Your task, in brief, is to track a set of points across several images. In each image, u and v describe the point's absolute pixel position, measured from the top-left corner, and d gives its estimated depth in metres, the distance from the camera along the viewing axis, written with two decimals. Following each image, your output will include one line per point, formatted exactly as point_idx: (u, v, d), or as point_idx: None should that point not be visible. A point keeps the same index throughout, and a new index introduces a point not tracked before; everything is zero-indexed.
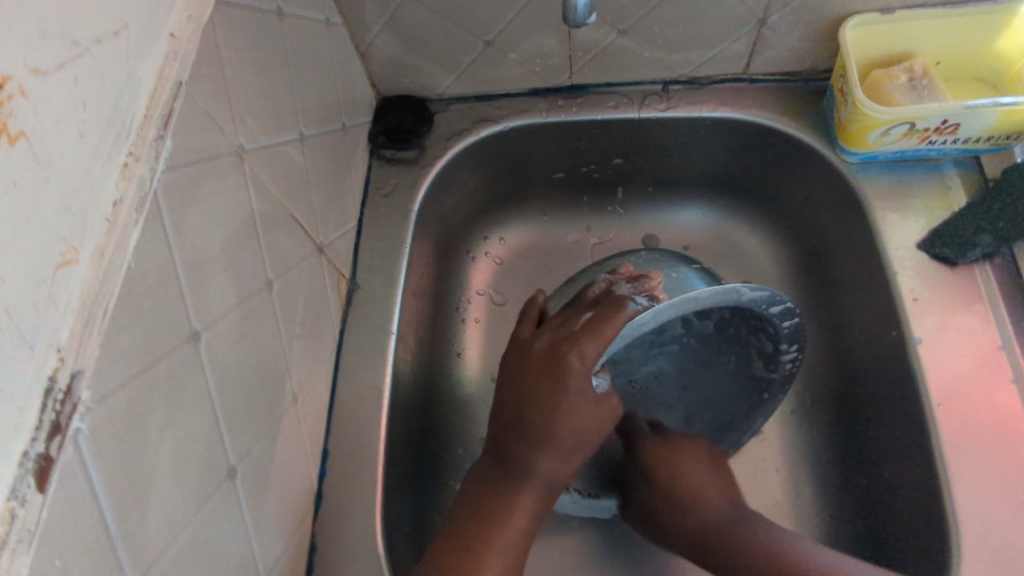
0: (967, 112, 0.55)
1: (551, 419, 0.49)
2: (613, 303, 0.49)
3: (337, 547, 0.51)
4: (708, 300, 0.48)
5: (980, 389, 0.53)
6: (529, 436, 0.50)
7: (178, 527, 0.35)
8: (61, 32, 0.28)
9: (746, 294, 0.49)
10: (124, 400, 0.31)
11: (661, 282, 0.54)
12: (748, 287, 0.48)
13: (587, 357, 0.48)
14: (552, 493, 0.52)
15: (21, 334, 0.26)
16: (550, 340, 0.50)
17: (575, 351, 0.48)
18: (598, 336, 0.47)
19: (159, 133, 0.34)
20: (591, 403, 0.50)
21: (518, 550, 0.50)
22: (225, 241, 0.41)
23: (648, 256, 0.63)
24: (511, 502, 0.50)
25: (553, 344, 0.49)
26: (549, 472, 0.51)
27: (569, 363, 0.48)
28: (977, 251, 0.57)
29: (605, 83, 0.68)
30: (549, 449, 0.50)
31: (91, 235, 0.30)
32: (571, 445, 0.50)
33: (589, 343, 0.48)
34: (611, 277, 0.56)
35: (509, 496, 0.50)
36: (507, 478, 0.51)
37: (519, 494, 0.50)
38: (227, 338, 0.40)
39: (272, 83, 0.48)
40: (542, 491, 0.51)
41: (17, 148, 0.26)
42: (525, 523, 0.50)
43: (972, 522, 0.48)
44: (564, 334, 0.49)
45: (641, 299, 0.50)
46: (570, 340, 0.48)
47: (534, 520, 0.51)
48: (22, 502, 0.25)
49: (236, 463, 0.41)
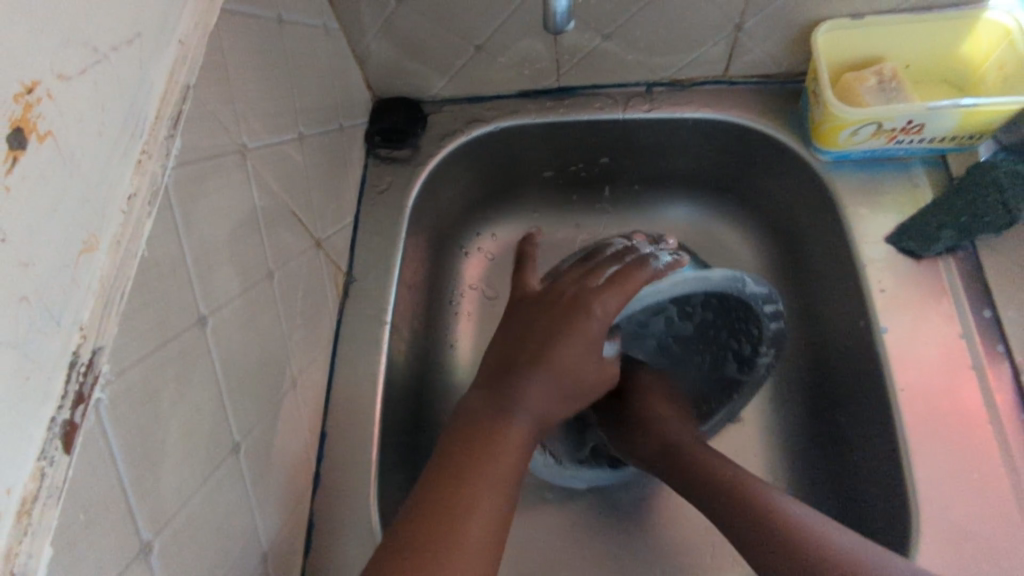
0: (930, 112, 0.58)
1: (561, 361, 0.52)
2: (638, 260, 0.53)
3: (334, 524, 0.54)
4: (714, 282, 0.53)
5: (940, 375, 0.56)
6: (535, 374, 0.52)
7: (188, 495, 0.38)
8: (83, 41, 0.31)
9: (748, 287, 0.54)
10: (139, 376, 0.34)
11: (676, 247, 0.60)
12: (752, 281, 0.54)
13: (607, 307, 0.52)
14: (542, 443, 0.54)
15: (49, 312, 0.29)
16: (575, 292, 0.53)
17: (597, 302, 0.52)
18: (623, 289, 0.51)
19: (169, 132, 0.37)
20: (597, 360, 0.54)
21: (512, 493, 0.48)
22: (230, 233, 0.44)
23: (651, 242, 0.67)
24: (507, 432, 0.49)
25: (575, 295, 0.53)
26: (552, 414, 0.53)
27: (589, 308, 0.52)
28: (940, 245, 0.60)
29: (591, 85, 0.71)
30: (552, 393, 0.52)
31: (109, 225, 0.33)
32: (575, 393, 0.53)
33: (613, 295, 0.52)
34: (628, 237, 0.60)
35: (493, 435, 0.49)
36: (492, 416, 0.50)
37: (512, 427, 0.50)
38: (231, 323, 0.43)
39: (273, 86, 0.51)
40: (533, 432, 0.52)
41: (45, 146, 0.29)
42: (519, 461, 0.50)
43: (929, 498, 0.52)
44: (588, 287, 0.53)
45: (664, 257, 0.54)
46: (596, 292, 0.52)
47: (526, 459, 0.51)
48: (51, 462, 0.29)
49: (240, 439, 0.44)
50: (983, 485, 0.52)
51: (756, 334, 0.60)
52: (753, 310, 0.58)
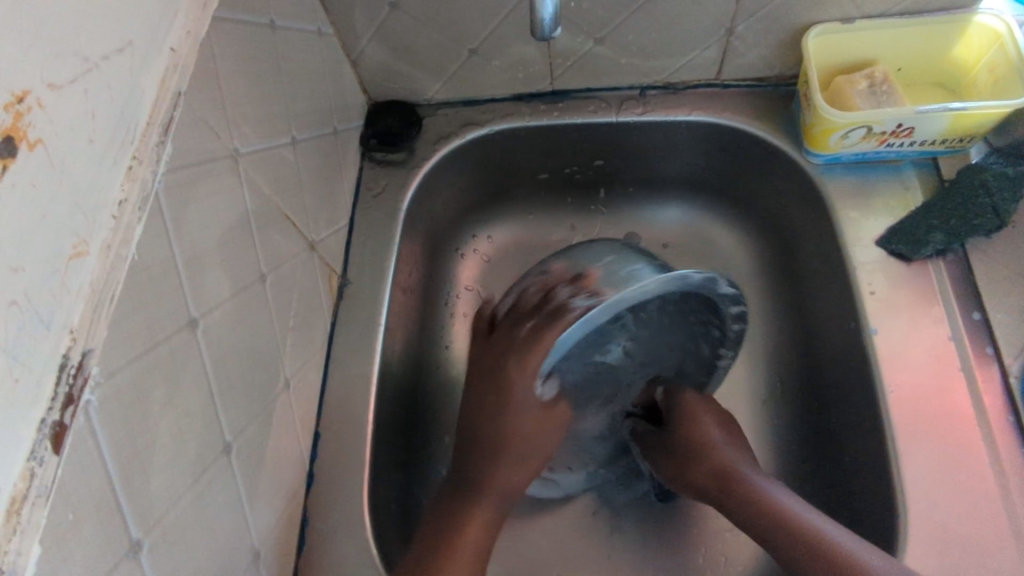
0: (920, 116, 0.58)
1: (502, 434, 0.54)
2: (549, 315, 0.52)
3: (326, 524, 0.55)
4: (652, 289, 0.51)
5: (929, 378, 0.56)
6: (483, 452, 0.55)
7: (177, 495, 0.38)
8: (73, 50, 0.32)
9: (693, 277, 0.52)
10: (129, 377, 0.35)
11: (599, 271, 0.55)
12: (701, 272, 0.52)
13: (525, 366, 0.52)
14: (507, 501, 0.56)
15: (39, 315, 0.30)
16: (495, 353, 0.54)
17: (516, 359, 0.52)
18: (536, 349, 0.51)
19: (160, 139, 0.38)
20: (533, 409, 0.54)
21: (488, 536, 0.55)
22: (220, 237, 0.45)
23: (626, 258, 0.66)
24: (471, 514, 0.54)
25: (497, 357, 0.54)
26: (506, 486, 0.56)
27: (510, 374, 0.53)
28: (930, 248, 0.60)
29: (584, 89, 0.72)
30: (496, 462, 0.55)
31: (99, 230, 0.34)
32: (523, 451, 0.55)
33: (528, 354, 0.52)
34: (543, 278, 0.58)
35: (466, 513, 0.55)
36: (464, 494, 0.55)
37: (472, 510, 0.55)
38: (222, 326, 0.44)
39: (266, 91, 0.52)
40: (496, 504, 0.56)
41: (36, 153, 0.30)
42: (484, 530, 0.55)
43: (918, 500, 0.52)
44: (506, 348, 0.53)
45: (581, 303, 0.52)
46: (511, 352, 0.53)
47: (491, 530, 0.55)
48: (40, 462, 0.29)
49: (232, 440, 0.44)
50: (969, 487, 0.52)
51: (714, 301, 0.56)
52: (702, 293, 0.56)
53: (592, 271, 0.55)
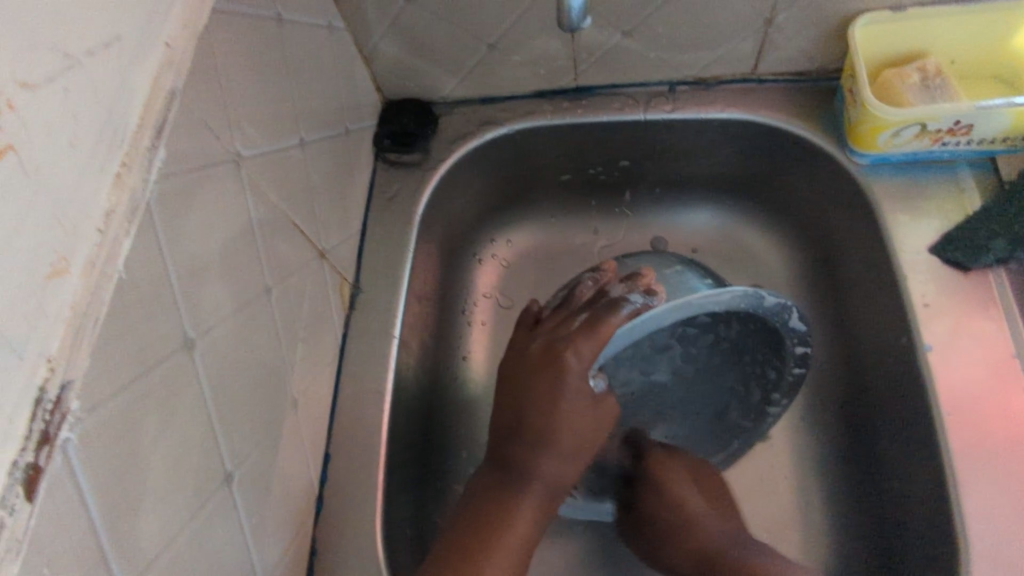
0: (980, 112, 0.53)
1: (552, 419, 0.49)
2: (607, 305, 0.50)
3: (337, 551, 0.52)
4: (725, 303, 0.49)
5: (991, 400, 0.52)
6: (528, 438, 0.50)
7: (172, 534, 0.35)
8: (51, 45, 0.29)
9: (766, 301, 0.50)
10: (116, 408, 0.31)
11: (654, 276, 0.53)
12: (771, 293, 0.49)
13: (583, 355, 0.49)
14: (554, 498, 0.51)
15: (10, 345, 0.26)
16: (546, 341, 0.51)
17: (571, 349, 0.49)
18: (595, 335, 0.48)
19: (152, 143, 0.35)
20: (586, 401, 0.50)
21: (523, 554, 0.50)
22: (222, 249, 0.41)
23: (657, 259, 0.61)
24: (513, 512, 0.50)
25: (549, 344, 0.51)
26: (551, 474, 0.50)
27: (566, 359, 0.49)
28: (991, 255, 0.56)
29: (610, 85, 0.67)
30: (548, 451, 0.50)
31: (82, 246, 0.30)
32: (571, 446, 0.50)
33: (584, 341, 0.49)
34: (597, 277, 0.57)
35: (508, 505, 0.50)
36: (508, 484, 0.51)
37: (518, 501, 0.50)
38: (223, 344, 0.41)
39: (272, 90, 0.49)
40: (541, 499, 0.51)
41: (6, 161, 0.26)
42: (528, 527, 0.50)
43: (981, 535, 0.47)
44: (559, 335, 0.51)
45: (637, 298, 0.50)
46: (567, 339, 0.50)
47: (538, 524, 0.51)
48: (10, 512, 0.26)
49: (234, 468, 0.41)
50: None
51: (777, 337, 0.55)
52: (768, 326, 0.54)
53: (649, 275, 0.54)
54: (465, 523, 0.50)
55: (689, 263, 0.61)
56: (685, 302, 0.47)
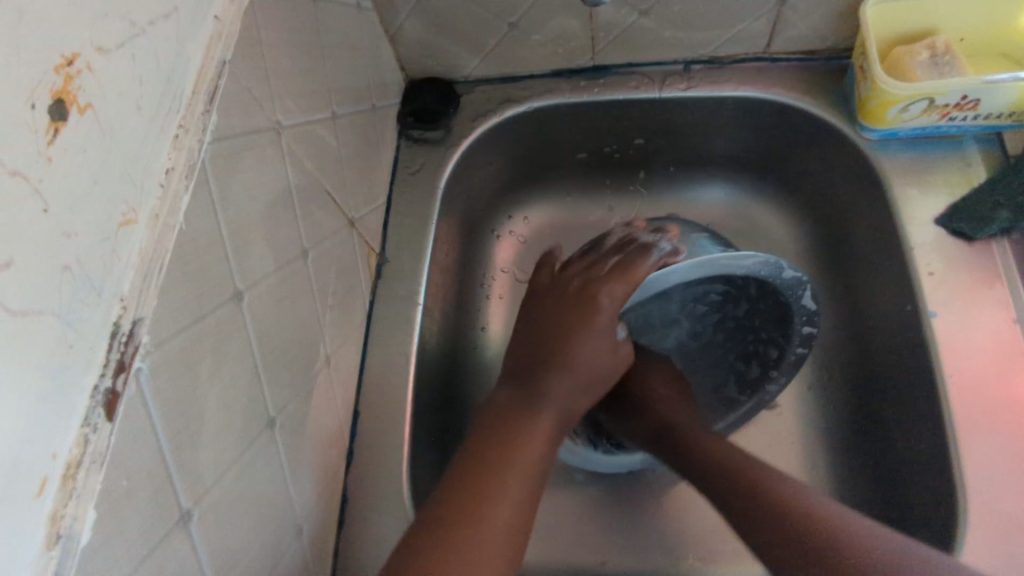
0: (987, 87, 0.55)
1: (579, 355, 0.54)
2: (639, 250, 0.54)
3: (366, 501, 0.55)
4: (746, 268, 0.51)
5: (991, 361, 0.54)
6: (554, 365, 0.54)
7: (224, 467, 0.38)
8: (121, 14, 0.32)
9: (785, 273, 0.52)
10: (178, 346, 0.34)
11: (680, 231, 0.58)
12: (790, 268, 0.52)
13: (615, 295, 0.53)
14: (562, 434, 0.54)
15: (91, 282, 0.30)
16: (581, 281, 0.55)
17: (605, 292, 0.53)
18: (627, 278, 0.52)
19: (206, 108, 0.38)
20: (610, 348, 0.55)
21: (536, 474, 0.49)
22: (264, 210, 0.44)
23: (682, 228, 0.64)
24: (529, 432, 0.51)
25: (584, 285, 0.55)
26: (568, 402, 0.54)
27: (600, 300, 0.53)
28: (994, 226, 0.57)
29: (626, 64, 0.70)
30: (571, 386, 0.54)
31: (148, 199, 0.33)
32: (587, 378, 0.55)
33: (617, 283, 0.53)
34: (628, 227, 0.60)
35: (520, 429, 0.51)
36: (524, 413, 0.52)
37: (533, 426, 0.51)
38: (266, 299, 0.44)
39: (307, 64, 0.51)
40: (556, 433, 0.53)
41: (85, 119, 0.29)
42: (544, 450, 0.51)
43: (980, 490, 0.49)
44: (593, 278, 0.55)
45: (665, 244, 0.54)
46: (600, 281, 0.54)
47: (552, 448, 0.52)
48: (94, 429, 0.29)
49: (276, 414, 0.44)
50: None
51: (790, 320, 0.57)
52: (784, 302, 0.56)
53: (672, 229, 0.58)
54: (473, 457, 0.48)
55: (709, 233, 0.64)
56: (711, 259, 0.50)
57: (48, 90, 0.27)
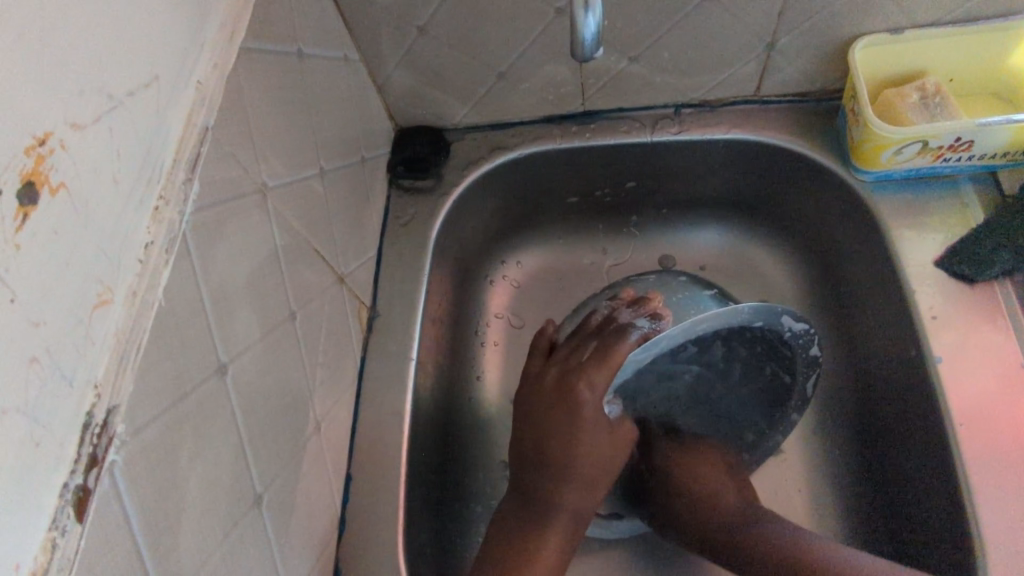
0: (979, 129, 0.55)
1: (572, 449, 0.53)
2: (617, 333, 0.53)
3: (358, 571, 0.52)
4: (748, 318, 0.50)
5: (1002, 410, 0.52)
6: (552, 468, 0.53)
7: (208, 554, 0.36)
8: (97, 88, 0.30)
9: (792, 324, 0.52)
10: (156, 431, 0.33)
11: (662, 301, 0.57)
12: (791, 317, 0.52)
13: (596, 385, 0.52)
14: (577, 527, 0.54)
15: (61, 372, 0.28)
16: (558, 373, 0.54)
17: (585, 381, 0.52)
18: (605, 364, 0.52)
19: (187, 176, 0.36)
20: (602, 432, 0.54)
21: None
22: (249, 274, 0.43)
23: (657, 278, 0.63)
24: (540, 549, 0.52)
25: (562, 376, 0.54)
26: (575, 504, 0.54)
27: (580, 392, 0.52)
28: (996, 268, 0.57)
29: (617, 109, 0.69)
30: (572, 482, 0.54)
31: (124, 276, 0.32)
32: (590, 476, 0.54)
33: (597, 371, 0.52)
34: (611, 302, 0.59)
35: (535, 552, 0.52)
36: (537, 520, 0.53)
37: (545, 539, 0.53)
38: (251, 368, 0.42)
39: (293, 121, 0.50)
40: (567, 531, 0.54)
41: (58, 199, 0.28)
42: (556, 556, 0.53)
43: (998, 545, 0.48)
44: (572, 366, 0.53)
45: (644, 324, 0.53)
46: (579, 371, 0.53)
47: (565, 551, 0.54)
48: (63, 532, 0.27)
49: (263, 489, 0.42)
50: None
51: (784, 354, 0.56)
52: (783, 352, 0.56)
53: (657, 298, 0.57)
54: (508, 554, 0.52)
55: (689, 276, 0.63)
56: (728, 311, 0.48)
57: (16, 174, 0.26)
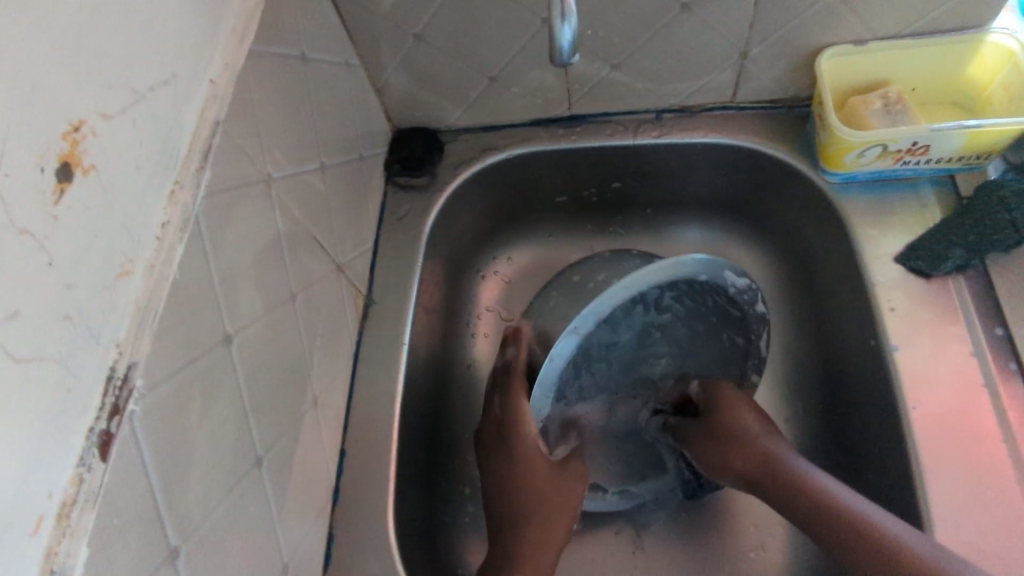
0: (935, 134, 0.59)
1: (516, 490, 0.61)
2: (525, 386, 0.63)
3: (350, 539, 0.56)
4: (692, 270, 0.53)
5: (953, 394, 0.56)
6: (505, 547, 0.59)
7: (214, 504, 0.40)
8: (124, 83, 0.35)
9: (733, 278, 0.55)
10: (171, 389, 0.37)
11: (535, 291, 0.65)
12: (733, 271, 0.55)
13: (529, 432, 0.61)
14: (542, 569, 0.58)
15: (89, 330, 0.32)
16: (495, 438, 0.63)
17: (519, 436, 0.61)
18: (528, 410, 0.61)
19: (200, 165, 0.41)
20: (540, 461, 0.62)
21: None
22: (254, 257, 0.47)
23: (613, 259, 0.68)
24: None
25: (499, 424, 0.63)
26: (537, 556, 0.58)
27: (517, 444, 0.61)
28: (949, 263, 0.60)
29: (602, 113, 0.74)
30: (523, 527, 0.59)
31: (144, 251, 0.36)
32: (543, 522, 0.60)
33: (525, 420, 0.61)
34: (506, 351, 0.67)
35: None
36: (498, 569, 0.57)
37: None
38: (255, 341, 0.46)
39: (297, 119, 0.55)
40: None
41: (89, 179, 0.32)
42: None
43: (945, 517, 0.52)
44: (505, 414, 0.63)
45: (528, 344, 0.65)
46: (513, 433, 0.62)
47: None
48: (88, 469, 0.31)
49: (263, 453, 0.46)
50: (998, 504, 0.52)
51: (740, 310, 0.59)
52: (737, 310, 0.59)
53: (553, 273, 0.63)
54: None
55: (644, 256, 0.68)
56: (673, 262, 0.51)
57: (55, 155, 0.30)
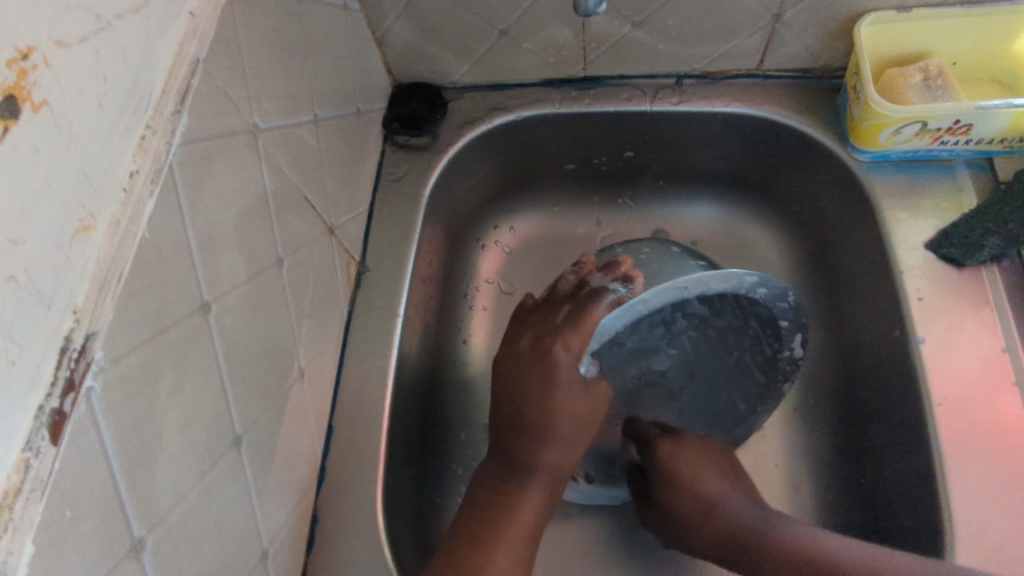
0: (980, 112, 0.55)
1: (550, 410, 0.53)
2: (590, 298, 0.53)
3: (336, 520, 0.53)
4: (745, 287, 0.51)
5: (980, 392, 0.53)
6: (526, 433, 0.54)
7: (184, 488, 0.36)
8: (84, 7, 0.29)
9: (782, 302, 0.54)
10: (136, 361, 0.32)
11: (631, 262, 0.56)
12: (786, 296, 0.53)
13: (570, 347, 0.52)
14: (557, 483, 0.55)
15: (41, 295, 0.27)
16: (533, 336, 0.54)
17: (559, 343, 0.52)
18: (580, 329, 0.52)
19: (176, 108, 0.36)
20: (577, 389, 0.53)
21: (529, 542, 0.53)
22: (237, 216, 0.42)
23: (654, 245, 0.63)
24: (517, 505, 0.53)
25: (537, 339, 0.54)
26: (553, 465, 0.54)
27: (555, 353, 0.52)
28: (985, 252, 0.57)
29: (619, 76, 0.69)
30: (550, 440, 0.54)
31: (109, 204, 0.31)
32: (568, 433, 0.54)
33: (572, 335, 0.52)
34: (577, 269, 0.58)
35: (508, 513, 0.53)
36: (514, 479, 0.54)
37: (525, 493, 0.54)
38: (236, 309, 0.42)
39: (288, 66, 0.49)
40: (547, 487, 0.54)
41: (40, 117, 0.27)
42: (533, 518, 0.53)
43: (966, 522, 0.49)
44: (546, 329, 0.54)
45: (619, 288, 0.53)
46: (554, 334, 0.53)
47: (543, 512, 0.54)
48: (36, 454, 0.27)
49: (243, 432, 0.42)
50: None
51: (769, 326, 0.57)
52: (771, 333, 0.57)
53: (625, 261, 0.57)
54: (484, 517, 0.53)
55: (684, 247, 0.63)
56: (735, 273, 0.49)
57: None
